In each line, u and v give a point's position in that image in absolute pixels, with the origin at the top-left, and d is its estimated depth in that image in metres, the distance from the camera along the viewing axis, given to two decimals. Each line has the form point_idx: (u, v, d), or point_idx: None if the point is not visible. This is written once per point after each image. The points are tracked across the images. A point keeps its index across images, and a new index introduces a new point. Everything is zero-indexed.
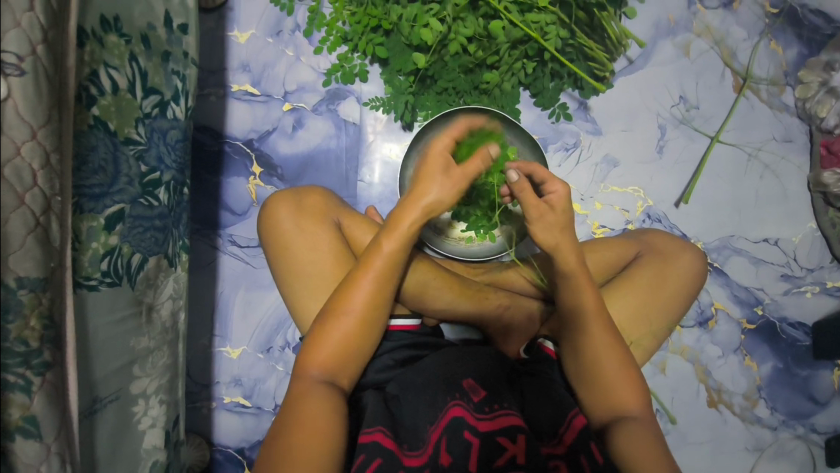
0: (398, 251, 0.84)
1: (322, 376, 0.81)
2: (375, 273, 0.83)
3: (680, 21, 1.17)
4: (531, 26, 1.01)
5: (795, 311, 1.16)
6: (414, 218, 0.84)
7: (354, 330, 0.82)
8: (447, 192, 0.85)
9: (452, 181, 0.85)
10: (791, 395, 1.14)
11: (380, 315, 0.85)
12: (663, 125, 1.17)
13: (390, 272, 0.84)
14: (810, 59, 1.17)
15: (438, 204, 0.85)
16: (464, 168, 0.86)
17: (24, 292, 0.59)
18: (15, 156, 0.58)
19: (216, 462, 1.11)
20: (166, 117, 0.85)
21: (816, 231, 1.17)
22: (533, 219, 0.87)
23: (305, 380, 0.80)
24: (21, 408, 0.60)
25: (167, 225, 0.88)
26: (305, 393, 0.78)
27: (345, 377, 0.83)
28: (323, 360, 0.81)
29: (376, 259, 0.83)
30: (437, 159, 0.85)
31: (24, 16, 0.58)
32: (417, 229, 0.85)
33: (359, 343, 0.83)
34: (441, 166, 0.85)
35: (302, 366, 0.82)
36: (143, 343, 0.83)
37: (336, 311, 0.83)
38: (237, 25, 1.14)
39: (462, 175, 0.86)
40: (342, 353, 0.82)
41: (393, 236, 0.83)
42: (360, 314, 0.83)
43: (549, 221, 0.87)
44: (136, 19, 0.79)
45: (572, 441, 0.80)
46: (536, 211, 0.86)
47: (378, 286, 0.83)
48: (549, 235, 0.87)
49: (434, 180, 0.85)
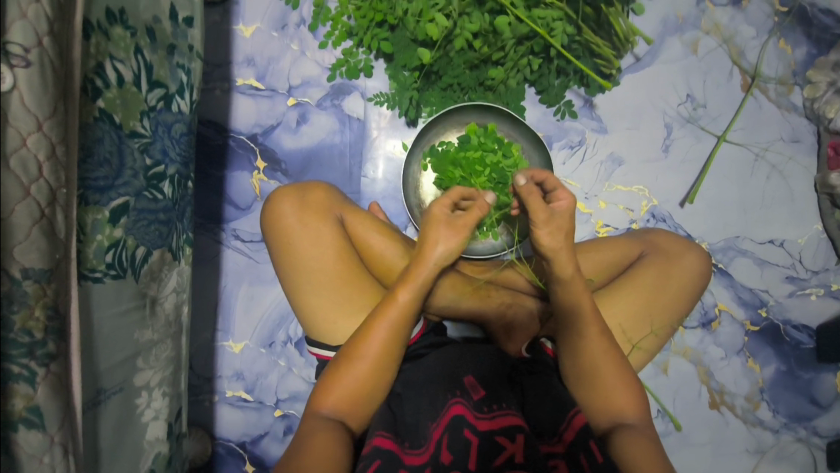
0: (413, 300, 0.85)
1: (332, 415, 0.82)
2: (390, 321, 0.84)
3: (688, 18, 1.16)
4: (537, 22, 1.01)
5: (799, 313, 1.15)
6: (426, 271, 0.86)
7: (367, 372, 0.83)
8: (453, 247, 0.86)
9: (458, 232, 0.86)
10: (794, 398, 1.14)
11: (393, 361, 0.85)
12: (668, 124, 1.16)
13: (404, 320, 0.85)
14: (819, 58, 1.16)
15: (446, 257, 0.86)
16: (469, 216, 0.87)
17: (28, 282, 0.60)
18: (21, 146, 0.58)
19: (218, 455, 1.12)
20: (171, 110, 0.86)
21: (822, 232, 1.16)
22: (540, 224, 0.84)
23: (316, 418, 0.82)
24: (24, 398, 0.60)
25: (171, 219, 0.88)
26: (315, 429, 0.79)
27: (355, 419, 0.83)
28: (335, 400, 0.82)
29: (392, 306, 0.85)
30: (439, 215, 0.88)
31: (30, 6, 0.58)
32: (431, 281, 0.87)
33: (371, 385, 0.84)
34: (444, 221, 0.87)
35: (315, 404, 0.83)
36: (147, 335, 0.84)
37: (352, 354, 0.84)
38: (242, 18, 1.14)
39: (467, 224, 0.87)
40: (354, 394, 0.83)
41: (409, 288, 0.85)
42: (375, 359, 0.84)
43: (553, 226, 0.84)
44: (142, 12, 0.79)
45: (571, 439, 0.80)
46: (541, 216, 0.84)
47: (393, 332, 0.84)
48: (552, 241, 0.84)
49: (441, 235, 0.86)
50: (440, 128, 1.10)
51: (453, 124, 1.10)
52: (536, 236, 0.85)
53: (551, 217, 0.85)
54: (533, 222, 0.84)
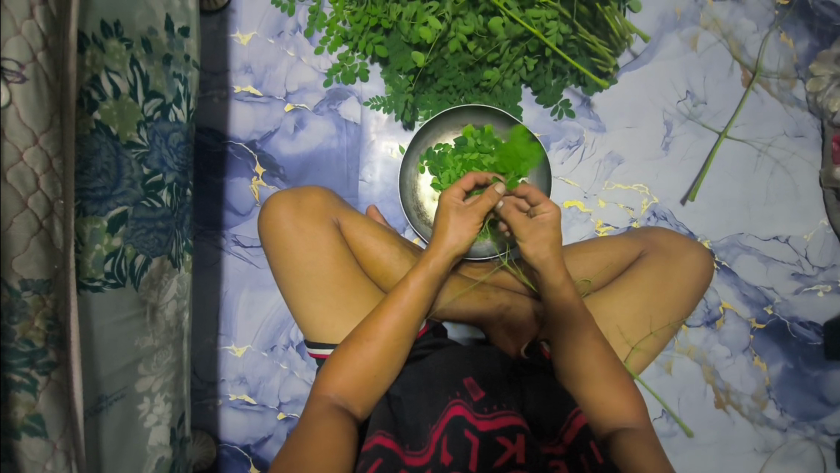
0: (425, 289, 0.87)
1: (338, 399, 0.82)
2: (402, 309, 0.85)
3: (687, 13, 1.15)
4: (531, 22, 1.00)
5: (806, 310, 1.13)
6: (439, 259, 0.88)
7: (375, 356, 0.84)
8: (466, 234, 0.89)
9: (468, 219, 0.90)
10: (802, 396, 1.12)
11: (402, 348, 0.86)
12: (668, 121, 1.15)
13: (417, 307, 0.86)
14: (822, 51, 1.14)
15: (458, 246, 0.89)
16: (478, 205, 0.89)
17: (28, 293, 0.61)
18: (18, 161, 0.59)
19: (223, 458, 1.13)
20: (168, 120, 0.87)
21: (829, 228, 1.14)
22: (525, 237, 0.89)
23: (321, 401, 0.82)
24: (26, 406, 0.61)
25: (170, 227, 0.89)
26: (320, 413, 0.80)
27: (360, 405, 0.83)
28: (342, 385, 0.83)
29: (402, 294, 0.86)
30: (451, 203, 0.91)
31: (24, 23, 0.59)
32: (443, 270, 0.89)
33: (378, 370, 0.84)
34: (456, 209, 0.91)
35: (321, 388, 0.84)
36: (148, 342, 0.85)
37: (361, 338, 0.84)
38: (239, 27, 1.15)
39: (477, 211, 0.89)
40: (360, 380, 0.83)
41: (422, 273, 0.87)
42: (383, 345, 0.84)
43: (537, 237, 0.89)
44: (137, 24, 0.80)
45: (572, 440, 0.79)
46: (526, 229, 0.89)
47: (403, 318, 0.85)
48: (536, 250, 0.89)
49: (455, 225, 0.90)
50: (437, 130, 1.11)
51: (451, 125, 1.11)
52: (522, 247, 0.90)
53: (538, 228, 0.89)
54: (519, 235, 0.90)
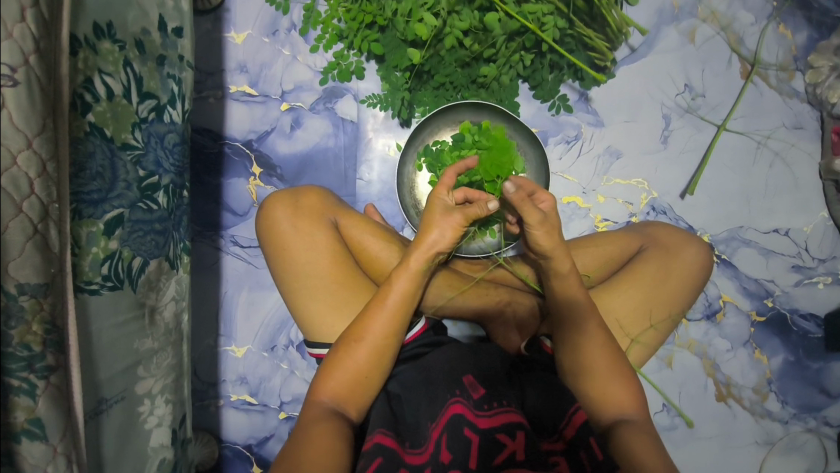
0: (412, 287, 0.86)
1: (333, 403, 0.82)
2: (389, 309, 0.85)
3: (684, 6, 1.14)
4: (527, 17, 1.00)
5: (806, 302, 1.12)
6: (420, 258, 0.87)
7: (366, 357, 0.83)
8: (449, 235, 0.87)
9: (453, 218, 0.87)
10: (803, 388, 1.12)
11: (393, 348, 0.85)
12: (667, 115, 1.14)
13: (405, 306, 0.86)
14: (820, 43, 1.13)
15: (442, 243, 0.87)
16: (467, 210, 0.87)
17: (25, 298, 0.60)
18: (12, 165, 0.59)
19: (225, 458, 1.13)
20: (163, 121, 0.86)
21: (829, 220, 1.13)
22: (534, 225, 0.86)
23: (316, 406, 0.82)
24: (25, 410, 0.61)
25: (168, 228, 0.89)
26: (316, 418, 0.80)
27: (355, 408, 0.83)
28: (335, 389, 0.83)
29: (389, 294, 0.86)
30: (437, 203, 0.89)
31: (16, 26, 0.58)
32: (427, 268, 0.88)
33: (371, 371, 0.84)
34: (443, 208, 0.89)
35: (315, 393, 0.84)
36: (147, 344, 0.85)
37: (351, 340, 0.84)
38: (234, 26, 1.14)
39: (463, 214, 0.87)
40: (353, 382, 0.83)
41: (405, 272, 0.86)
42: (374, 346, 0.84)
43: (547, 227, 0.87)
44: (130, 25, 0.80)
45: (571, 436, 0.80)
46: (536, 218, 0.86)
47: (391, 319, 0.85)
48: (550, 240, 0.88)
49: (439, 223, 0.87)
50: (434, 128, 1.11)
51: (447, 122, 1.11)
52: (531, 236, 0.88)
53: (545, 218, 0.87)
54: (528, 224, 0.87)
